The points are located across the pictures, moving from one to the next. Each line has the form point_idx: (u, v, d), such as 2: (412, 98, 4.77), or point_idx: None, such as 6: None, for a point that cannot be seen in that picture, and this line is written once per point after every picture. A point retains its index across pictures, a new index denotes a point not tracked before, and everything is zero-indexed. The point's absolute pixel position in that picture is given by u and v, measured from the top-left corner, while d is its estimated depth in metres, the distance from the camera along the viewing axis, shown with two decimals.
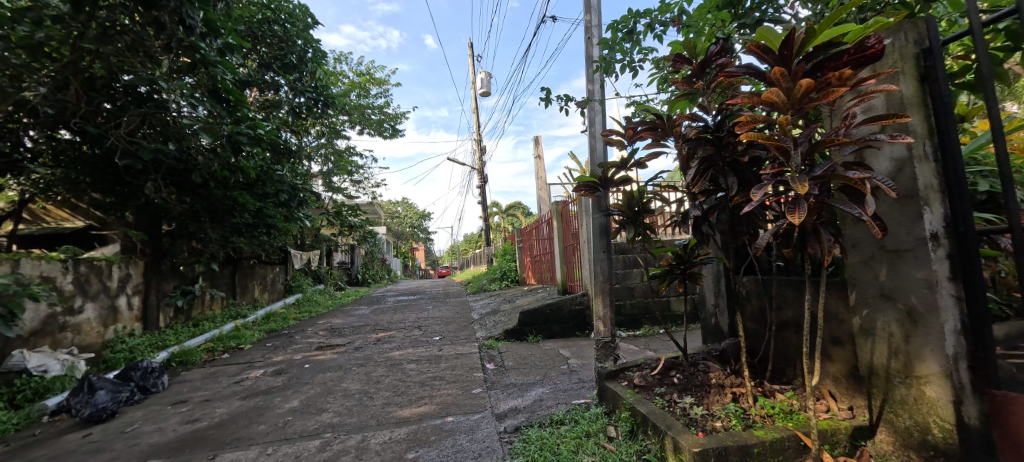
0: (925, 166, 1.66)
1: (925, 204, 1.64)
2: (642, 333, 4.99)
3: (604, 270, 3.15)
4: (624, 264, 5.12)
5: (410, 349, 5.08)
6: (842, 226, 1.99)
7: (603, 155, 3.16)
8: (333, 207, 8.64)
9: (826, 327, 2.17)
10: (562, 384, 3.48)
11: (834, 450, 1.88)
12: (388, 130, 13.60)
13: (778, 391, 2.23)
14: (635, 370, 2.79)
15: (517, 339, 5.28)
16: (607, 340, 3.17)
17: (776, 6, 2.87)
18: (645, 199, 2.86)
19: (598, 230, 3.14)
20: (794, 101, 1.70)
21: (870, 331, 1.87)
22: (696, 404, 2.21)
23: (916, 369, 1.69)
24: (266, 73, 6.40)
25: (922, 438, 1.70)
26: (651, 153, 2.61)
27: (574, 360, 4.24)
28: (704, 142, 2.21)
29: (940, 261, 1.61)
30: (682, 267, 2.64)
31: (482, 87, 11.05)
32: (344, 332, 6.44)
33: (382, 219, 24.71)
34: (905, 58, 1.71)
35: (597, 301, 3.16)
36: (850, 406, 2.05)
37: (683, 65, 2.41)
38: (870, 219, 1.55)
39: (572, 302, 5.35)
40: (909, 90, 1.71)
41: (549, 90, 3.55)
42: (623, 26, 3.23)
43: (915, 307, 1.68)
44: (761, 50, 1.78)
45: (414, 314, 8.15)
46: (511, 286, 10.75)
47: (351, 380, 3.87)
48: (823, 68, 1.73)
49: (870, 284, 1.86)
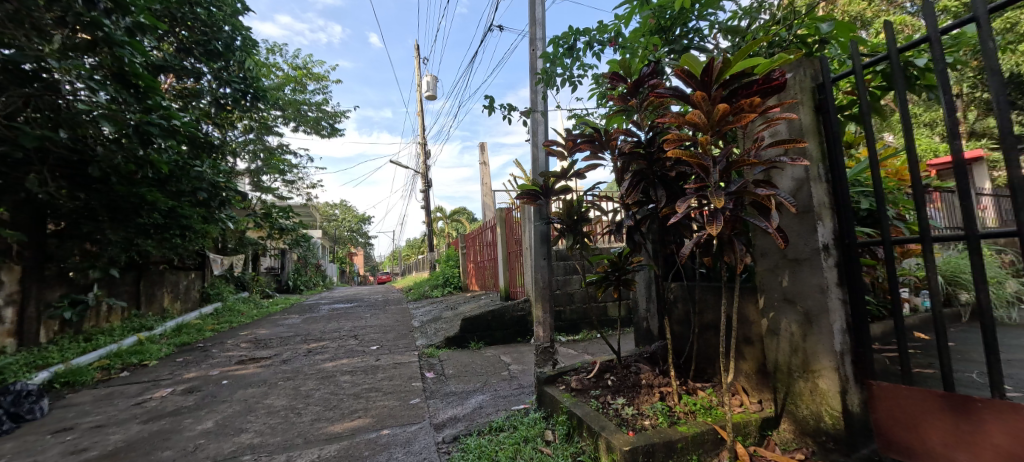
0: (818, 186, 1.89)
1: (818, 219, 1.87)
2: (581, 337, 5.16)
3: (544, 277, 3.24)
4: (564, 271, 5.31)
5: (345, 359, 4.86)
6: (753, 237, 2.20)
7: (544, 165, 3.26)
8: (261, 208, 8.07)
9: (740, 328, 2.38)
10: (502, 391, 3.51)
11: (746, 441, 2.06)
12: (325, 128, 12.98)
13: (699, 388, 2.41)
14: (572, 374, 2.88)
15: (458, 347, 5.23)
16: (546, 345, 3.23)
17: (701, 35, 3.13)
18: (583, 208, 2.98)
19: (539, 237, 3.22)
20: (714, 122, 1.88)
21: (775, 331, 2.09)
22: (627, 404, 2.33)
23: (812, 364, 1.91)
24: (186, 59, 5.86)
25: (817, 426, 1.91)
26: (590, 164, 2.73)
27: (514, 366, 4.29)
28: (637, 157, 2.36)
29: (829, 268, 1.85)
30: (616, 274, 2.77)
31: (427, 90, 10.92)
32: (270, 343, 6.01)
33: (317, 222, 23.48)
34: (804, 90, 1.95)
35: (537, 307, 3.23)
36: (759, 399, 2.26)
37: (619, 83, 2.56)
38: (774, 231, 1.74)
39: (514, 309, 5.41)
40: (806, 119, 1.94)
41: (493, 99, 3.60)
42: (563, 42, 3.36)
43: (811, 309, 1.91)
44: (685, 74, 1.95)
45: (350, 322, 7.80)
46: (454, 292, 10.64)
47: (277, 396, 3.62)
48: (738, 95, 1.93)
49: (775, 289, 2.08)
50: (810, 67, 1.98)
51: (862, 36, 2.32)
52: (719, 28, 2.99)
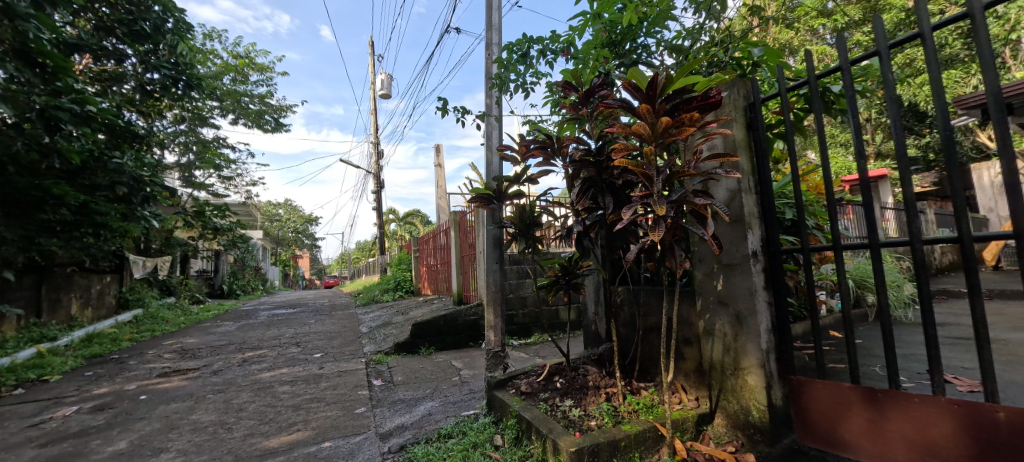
0: (748, 197, 2.04)
1: (748, 228, 2.02)
2: (533, 341, 5.21)
3: (496, 281, 3.24)
4: (517, 275, 5.35)
5: (285, 368, 4.60)
6: (692, 244, 2.33)
7: (497, 169, 3.27)
8: (192, 205, 7.48)
9: (680, 329, 2.51)
10: (453, 396, 3.47)
11: (683, 436, 2.17)
12: (268, 122, 12.29)
13: (643, 388, 2.51)
14: (522, 378, 2.90)
15: (408, 353, 5.11)
16: (496, 349, 3.22)
17: (648, 51, 3.30)
18: (535, 213, 3.03)
19: (491, 241, 3.23)
20: (657, 134, 1.98)
21: (710, 332, 2.22)
22: (575, 406, 2.38)
23: (741, 362, 2.05)
24: (106, 38, 5.33)
25: (745, 419, 2.05)
26: (542, 170, 2.78)
27: (466, 371, 4.25)
28: (587, 165, 2.43)
29: (757, 273, 2.00)
30: (566, 278, 2.84)
31: (381, 88, 10.63)
32: (199, 353, 5.57)
33: (257, 222, 22.10)
34: (737, 108, 2.11)
35: (488, 311, 3.23)
36: (696, 397, 2.38)
37: (571, 92, 2.63)
38: (710, 238, 1.85)
39: (466, 313, 5.37)
40: (739, 135, 2.09)
41: (446, 101, 3.57)
42: (517, 48, 3.40)
43: (741, 311, 2.05)
44: (631, 87, 2.04)
45: (291, 329, 7.39)
46: (405, 296, 10.41)
47: (205, 411, 3.36)
48: (679, 109, 2.04)
49: (711, 293, 2.22)
50: (742, 87, 2.13)
51: (788, 64, 2.54)
52: (664, 45, 3.16)
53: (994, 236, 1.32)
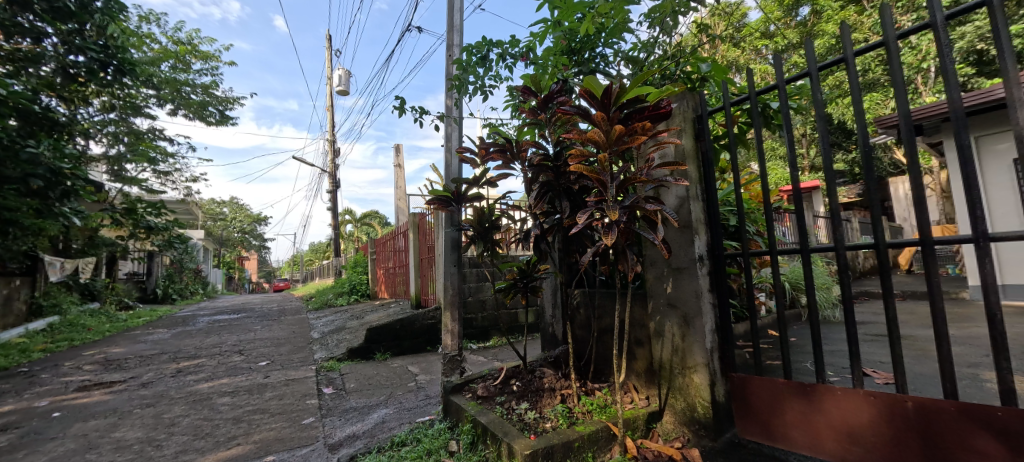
0: (695, 204, 2.14)
1: (695, 234, 2.12)
2: (492, 344, 5.20)
3: (454, 284, 3.21)
4: (477, 278, 5.33)
5: (226, 378, 4.32)
6: (644, 248, 2.42)
7: (457, 171, 3.25)
8: (122, 201, 6.87)
9: (632, 331, 2.59)
10: (408, 403, 3.39)
11: (634, 435, 2.23)
12: (212, 114, 11.54)
13: (596, 389, 2.57)
14: (479, 382, 2.89)
15: (362, 359, 4.95)
16: (453, 353, 3.18)
17: (605, 61, 3.39)
18: (494, 216, 3.03)
19: (449, 244, 3.20)
20: (611, 141, 2.04)
21: (660, 333, 2.31)
22: (530, 409, 2.40)
23: (688, 362, 2.15)
24: (21, 14, 4.80)
25: (692, 416, 2.14)
26: (501, 173, 2.79)
27: (422, 376, 4.17)
28: (545, 169, 2.47)
29: (702, 276, 2.10)
30: (524, 281, 2.85)
31: (338, 84, 10.25)
32: (126, 364, 5.11)
33: (198, 221, 20.68)
34: (686, 120, 2.21)
35: (446, 315, 3.18)
36: (647, 396, 2.46)
37: (530, 97, 2.66)
38: (659, 243, 1.93)
39: (424, 317, 5.27)
40: (688, 144, 2.19)
41: (403, 100, 3.50)
42: (477, 51, 3.40)
43: (688, 312, 2.14)
44: (587, 94, 2.11)
45: (234, 336, 6.95)
46: (360, 300, 10.08)
47: (130, 427, 3.08)
48: (632, 118, 2.12)
49: (660, 295, 2.30)
50: (691, 100, 2.24)
51: (733, 81, 2.70)
52: (621, 56, 3.26)
53: (903, 243, 1.47)
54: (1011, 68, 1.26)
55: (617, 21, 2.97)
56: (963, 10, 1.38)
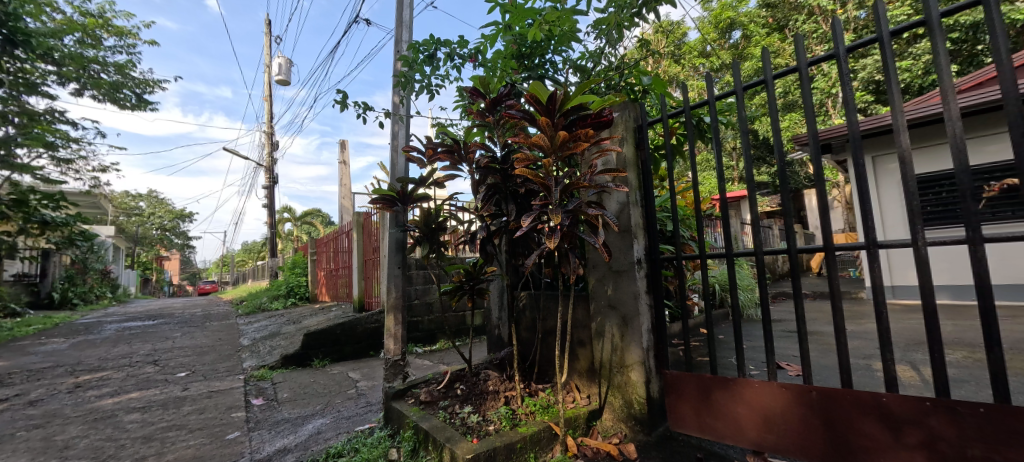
0: (635, 209, 2.24)
1: (634, 238, 2.22)
2: (438, 347, 5.11)
3: (398, 286, 3.12)
4: (423, 280, 5.22)
5: (137, 392, 3.90)
6: (587, 251, 2.49)
7: (403, 170, 3.16)
8: (10, 191, 5.99)
9: (574, 332, 2.66)
10: (346, 411, 3.24)
11: (575, 433, 2.28)
12: (126, 97, 10.42)
13: (540, 390, 2.60)
14: (422, 387, 2.82)
15: (297, 366, 4.68)
16: (396, 358, 3.08)
17: (554, 68, 3.48)
18: (441, 217, 2.99)
19: (394, 245, 3.10)
20: (556, 146, 2.09)
21: (600, 334, 2.39)
22: (474, 412, 2.38)
23: (626, 360, 2.24)
24: None
25: (629, 412, 2.23)
26: (448, 174, 2.76)
27: (363, 382, 4.02)
28: (492, 172, 2.48)
29: (639, 279, 2.20)
30: (470, 283, 2.83)
31: (278, 72, 9.61)
32: (11, 379, 4.46)
33: (108, 216, 18.53)
34: (627, 129, 2.31)
35: (389, 318, 3.08)
36: (588, 394, 2.53)
37: (478, 99, 2.65)
38: (600, 246, 2.00)
39: (367, 321, 5.08)
40: (628, 152, 2.29)
41: (346, 95, 3.36)
42: (424, 49, 3.34)
43: (627, 314, 2.23)
44: (533, 99, 2.14)
45: (149, 345, 6.29)
46: (298, 303, 9.54)
47: (11, 454, 2.69)
48: (576, 125, 2.18)
49: (601, 297, 2.38)
50: (632, 110, 2.35)
51: (671, 95, 2.88)
52: (570, 64, 3.35)
53: (811, 249, 1.62)
54: (897, 99, 1.44)
55: (565, 29, 3.05)
56: (861, 45, 1.55)
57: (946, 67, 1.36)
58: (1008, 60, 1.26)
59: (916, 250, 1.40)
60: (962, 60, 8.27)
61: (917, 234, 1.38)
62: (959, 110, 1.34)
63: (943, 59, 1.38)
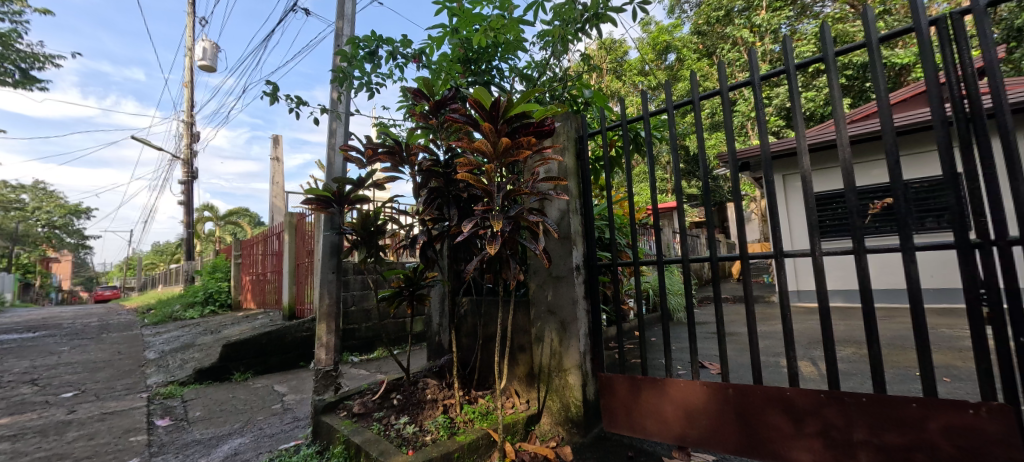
0: (574, 217, 2.30)
1: (573, 245, 2.28)
2: (375, 356, 4.91)
3: (332, 293, 2.96)
4: (362, 285, 5.00)
5: (8, 418, 3.35)
6: (529, 257, 2.51)
7: (340, 169, 3.02)
8: None
9: (514, 338, 2.67)
10: (269, 428, 3.01)
11: (514, 439, 2.27)
12: (8, 72, 9.02)
13: (479, 397, 2.58)
14: (355, 398, 2.68)
15: (213, 381, 4.28)
16: (328, 369, 2.90)
17: (500, 75, 3.50)
18: (380, 220, 2.88)
19: (328, 249, 2.94)
20: (498, 152, 2.10)
21: (540, 339, 2.42)
22: (410, 423, 2.31)
23: (563, 364, 2.28)
24: None
25: (566, 415, 2.27)
26: (389, 176, 2.67)
27: (290, 396, 3.75)
28: (435, 175, 2.45)
29: (578, 284, 2.27)
30: (410, 289, 2.74)
31: (201, 57, 8.78)
32: None
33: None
34: (568, 139, 2.38)
35: (321, 326, 2.90)
36: (527, 399, 2.55)
37: (421, 100, 2.59)
38: (540, 252, 2.02)
39: (297, 329, 4.76)
40: (569, 162, 2.35)
41: (277, 88, 3.15)
42: (365, 45, 3.22)
43: (565, 319, 2.28)
44: (476, 104, 2.13)
45: (27, 362, 5.43)
46: (218, 312, 8.75)
47: None
48: (519, 132, 2.21)
49: (541, 302, 2.41)
50: (574, 121, 2.42)
51: (611, 109, 3.01)
52: (516, 73, 3.39)
53: (730, 257, 1.76)
54: (800, 125, 1.61)
55: (511, 38, 3.07)
56: (773, 75, 1.73)
57: (838, 100, 1.55)
58: (886, 97, 1.45)
59: (815, 260, 1.56)
60: (854, 95, 9.46)
61: (815, 245, 1.55)
62: (849, 138, 1.52)
63: (837, 93, 1.57)
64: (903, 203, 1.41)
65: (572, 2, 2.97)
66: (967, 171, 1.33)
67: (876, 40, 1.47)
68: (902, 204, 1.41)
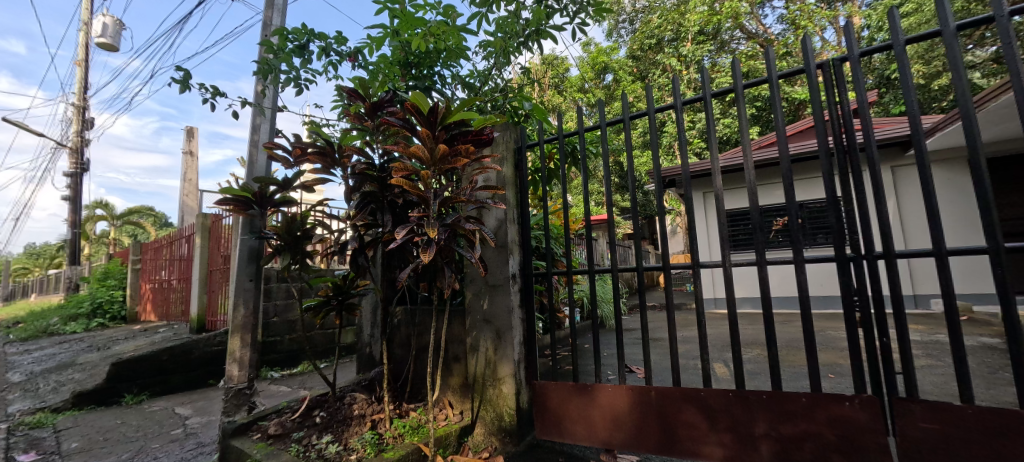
0: (511, 226, 2.32)
1: (510, 254, 2.29)
2: (298, 370, 4.57)
3: (249, 303, 2.72)
4: (285, 295, 4.65)
5: None
6: (465, 266, 2.48)
7: (263, 168, 2.79)
8: None
9: (449, 347, 2.62)
10: (167, 457, 2.68)
11: (446, 452, 2.20)
12: None
13: (411, 410, 2.49)
14: (272, 418, 2.47)
15: (98, 405, 3.73)
16: (241, 387, 2.64)
17: (441, 82, 3.46)
18: (307, 224, 2.69)
19: (246, 255, 2.70)
20: (435, 159, 2.07)
21: (475, 348, 2.40)
22: (333, 442, 2.17)
23: (498, 373, 2.27)
24: None
25: (499, 425, 2.26)
26: (318, 179, 2.52)
27: (194, 418, 3.37)
28: (369, 179, 2.35)
29: (514, 293, 2.28)
30: (339, 298, 2.59)
31: (99, 33, 7.71)
32: None
33: None
34: (506, 149, 2.40)
35: (235, 340, 2.65)
36: (461, 410, 2.50)
37: (357, 101, 2.48)
38: (476, 261, 2.00)
39: (207, 344, 4.31)
40: (507, 172, 2.37)
41: (189, 76, 2.86)
42: (294, 38, 3.04)
43: (501, 328, 2.28)
44: (413, 109, 2.08)
45: None
46: (108, 325, 7.67)
47: None
48: (457, 139, 2.20)
49: (477, 312, 2.39)
50: (513, 132, 2.45)
51: (549, 122, 3.12)
52: (457, 80, 3.38)
53: (654, 267, 1.87)
54: (714, 148, 1.76)
55: (452, 45, 3.06)
56: (693, 101, 1.88)
57: (746, 128, 1.71)
58: (782, 128, 1.63)
59: (725, 270, 1.69)
60: (762, 124, 10.57)
61: (725, 257, 1.68)
62: (753, 162, 1.68)
63: (745, 122, 1.73)
64: (797, 222, 1.59)
65: (514, 16, 3.03)
66: (845, 196, 1.53)
67: (775, 77, 1.65)
68: (795, 222, 1.58)
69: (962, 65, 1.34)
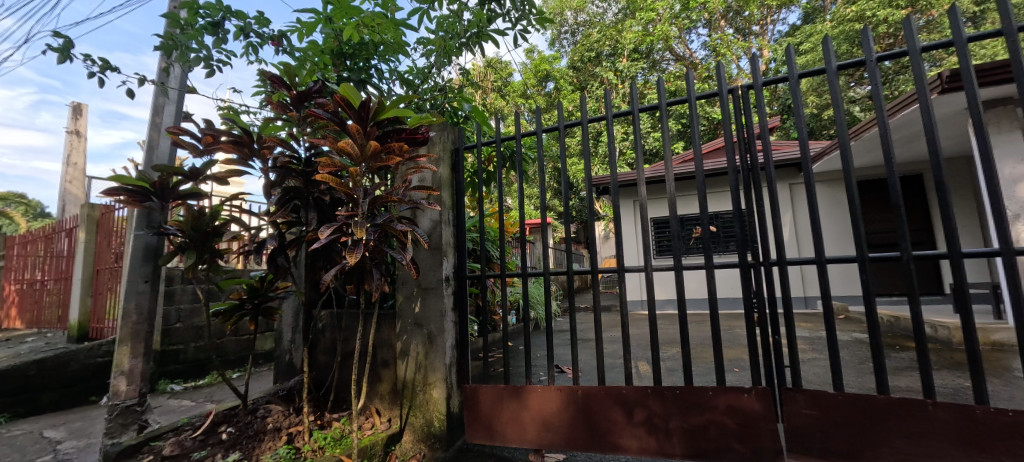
0: (445, 228, 2.28)
1: (444, 256, 2.25)
2: (204, 382, 4.15)
3: (144, 307, 2.41)
4: (191, 298, 4.21)
5: None
6: (397, 268, 2.40)
7: (167, 155, 2.49)
8: None
9: (378, 353, 2.52)
10: None
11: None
12: None
13: (334, 420, 2.35)
14: (168, 437, 2.21)
15: None
16: (130, 404, 2.32)
17: (376, 75, 3.32)
18: (218, 220, 2.45)
19: (141, 253, 2.39)
20: (365, 155, 1.98)
21: (405, 353, 2.33)
22: (242, 459, 1.99)
23: (428, 378, 2.23)
24: None
25: (428, 431, 2.21)
26: (233, 171, 2.31)
27: (68, 442, 2.92)
28: (292, 174, 2.20)
29: (447, 296, 2.24)
30: (254, 302, 2.38)
31: None
32: None
33: None
34: (443, 149, 2.36)
35: (124, 350, 2.33)
36: (388, 418, 2.41)
37: (280, 88, 2.30)
38: (407, 263, 1.94)
39: (89, 356, 3.78)
40: (443, 172, 2.33)
41: (71, 45, 2.48)
42: (207, 13, 2.76)
43: (432, 332, 2.23)
44: (343, 102, 1.97)
45: None
46: None
47: None
48: (390, 136, 2.12)
49: (408, 315, 2.33)
50: (450, 133, 2.41)
51: (489, 125, 3.12)
52: (395, 75, 3.28)
53: (584, 271, 1.94)
54: (639, 160, 1.87)
55: (389, 39, 2.96)
56: (623, 114, 1.98)
57: (667, 144, 1.84)
58: (699, 144, 1.77)
59: (646, 275, 1.80)
60: (685, 139, 11.46)
61: (647, 263, 1.79)
62: (673, 174, 1.81)
63: (667, 137, 1.86)
64: (709, 231, 1.73)
65: (456, 16, 3.00)
66: (749, 209, 1.69)
67: (694, 98, 1.79)
68: (707, 231, 1.73)
69: (842, 100, 1.55)
